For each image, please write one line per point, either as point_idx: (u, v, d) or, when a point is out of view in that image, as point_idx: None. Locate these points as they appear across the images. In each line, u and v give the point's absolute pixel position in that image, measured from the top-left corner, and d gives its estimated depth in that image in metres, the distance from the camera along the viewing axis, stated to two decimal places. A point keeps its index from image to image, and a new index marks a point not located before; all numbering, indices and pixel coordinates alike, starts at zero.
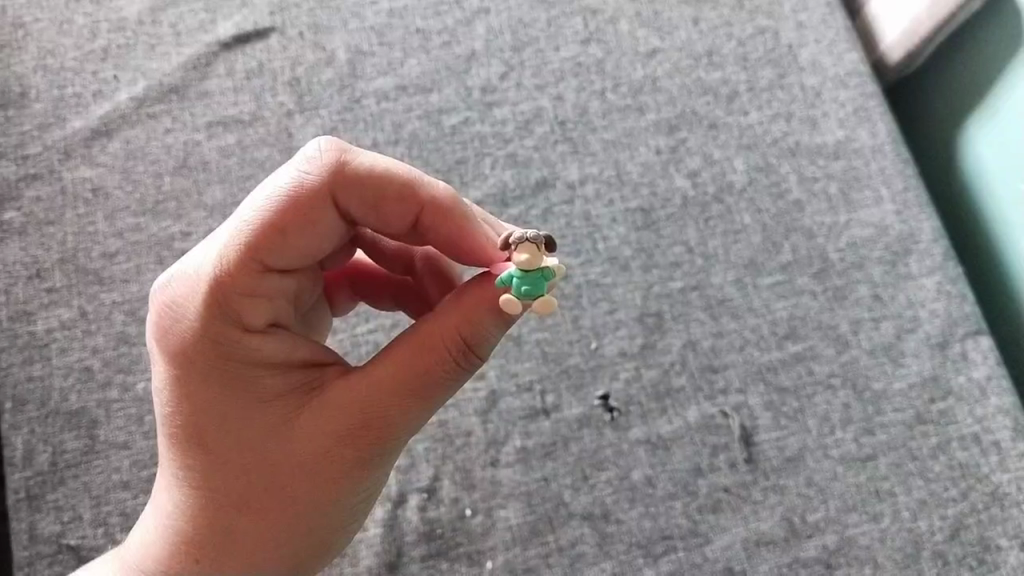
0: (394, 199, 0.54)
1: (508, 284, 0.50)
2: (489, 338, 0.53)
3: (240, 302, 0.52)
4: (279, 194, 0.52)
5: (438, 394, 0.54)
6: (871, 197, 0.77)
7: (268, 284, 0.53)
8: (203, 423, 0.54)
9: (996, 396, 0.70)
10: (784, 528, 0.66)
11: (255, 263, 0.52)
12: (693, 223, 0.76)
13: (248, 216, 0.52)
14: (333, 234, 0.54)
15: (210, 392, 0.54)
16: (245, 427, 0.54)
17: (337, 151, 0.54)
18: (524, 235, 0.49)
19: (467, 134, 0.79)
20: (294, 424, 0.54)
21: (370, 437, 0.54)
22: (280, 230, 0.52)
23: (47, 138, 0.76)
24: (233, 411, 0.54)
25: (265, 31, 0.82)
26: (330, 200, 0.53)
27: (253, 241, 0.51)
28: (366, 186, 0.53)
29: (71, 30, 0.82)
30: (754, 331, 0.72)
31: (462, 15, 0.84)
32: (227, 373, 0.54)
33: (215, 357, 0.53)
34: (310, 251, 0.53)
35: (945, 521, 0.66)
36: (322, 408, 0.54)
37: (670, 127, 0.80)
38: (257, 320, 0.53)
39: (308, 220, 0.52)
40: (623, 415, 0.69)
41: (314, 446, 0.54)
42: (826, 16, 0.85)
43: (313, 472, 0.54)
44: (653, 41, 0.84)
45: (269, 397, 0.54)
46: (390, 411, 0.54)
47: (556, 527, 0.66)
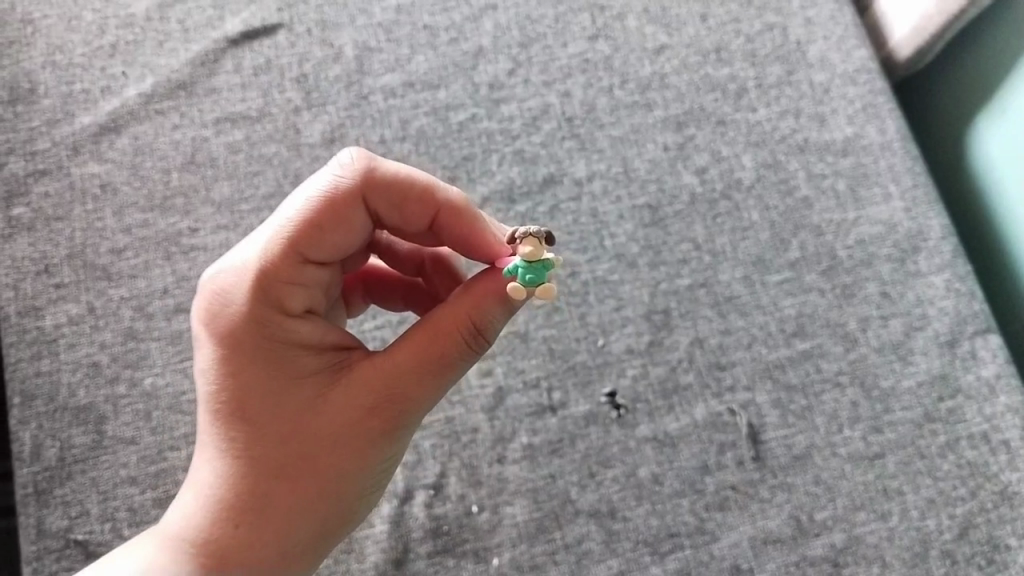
0: (414, 203, 0.57)
1: (513, 274, 0.51)
2: (495, 323, 0.54)
3: (282, 287, 0.54)
4: (318, 196, 0.54)
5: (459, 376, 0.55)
6: (880, 194, 0.77)
7: (307, 275, 0.55)
8: (240, 400, 0.54)
9: (1005, 394, 0.70)
10: (791, 526, 0.66)
11: (296, 255, 0.54)
12: (701, 220, 0.76)
13: (290, 214, 0.54)
14: (364, 233, 0.56)
15: (248, 369, 0.54)
16: (279, 404, 0.54)
17: (367, 157, 0.56)
18: (526, 229, 0.50)
19: (474, 130, 0.79)
20: (325, 402, 0.54)
21: (398, 412, 0.54)
22: (317, 226, 0.54)
23: (55, 135, 0.76)
24: (269, 388, 0.54)
25: (273, 27, 0.82)
26: (362, 202, 0.55)
27: (294, 235, 0.53)
28: (393, 189, 0.56)
29: (80, 26, 0.82)
30: (762, 328, 0.72)
31: (469, 12, 0.84)
32: (265, 351, 0.54)
33: (255, 336, 0.54)
34: (343, 246, 0.55)
35: (954, 520, 0.66)
36: (353, 384, 0.54)
37: (678, 124, 0.80)
38: (296, 302, 0.54)
39: (343, 218, 0.54)
40: (629, 412, 0.69)
41: (345, 422, 0.54)
42: (835, 12, 0.85)
43: (343, 449, 0.54)
44: (661, 38, 0.84)
45: (303, 376, 0.54)
46: (422, 393, 0.54)
47: (562, 524, 0.66)
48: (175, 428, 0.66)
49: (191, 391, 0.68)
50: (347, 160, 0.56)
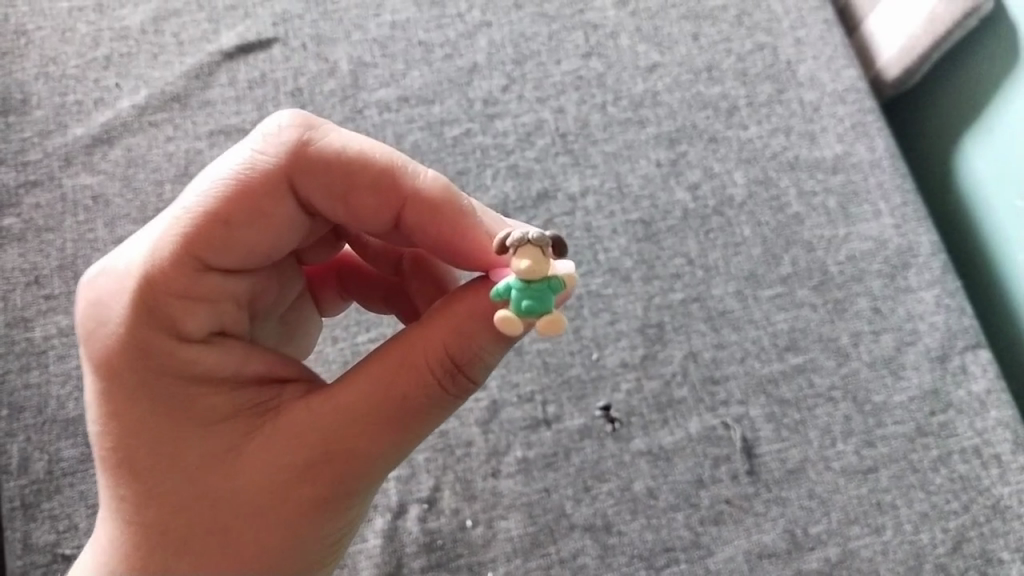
0: (367, 186, 0.52)
1: (507, 297, 0.45)
2: (473, 355, 0.49)
3: (175, 300, 0.50)
4: (229, 176, 0.50)
5: (415, 421, 0.51)
6: (870, 211, 0.78)
7: (209, 283, 0.50)
8: (136, 449, 0.50)
9: (996, 409, 0.70)
10: (787, 540, 0.66)
11: (196, 259, 0.50)
12: (694, 235, 0.76)
13: (192, 206, 0.50)
14: (287, 224, 0.52)
15: (142, 410, 0.50)
16: (184, 454, 0.50)
17: (300, 130, 0.52)
18: (526, 239, 0.44)
19: (468, 145, 0.79)
20: (244, 450, 0.50)
21: (333, 468, 0.50)
22: (223, 220, 0.50)
23: (47, 146, 0.76)
24: (170, 433, 0.50)
25: (268, 41, 0.83)
26: (287, 188, 0.51)
27: (193, 231, 0.49)
28: (329, 174, 0.52)
29: (74, 39, 0.82)
30: (755, 342, 0.72)
31: (464, 28, 0.85)
32: (162, 387, 0.50)
33: (150, 367, 0.50)
34: (261, 244, 0.52)
35: (947, 533, 0.66)
36: (277, 433, 0.50)
37: (670, 141, 0.80)
38: (195, 324, 0.50)
39: (258, 211, 0.50)
40: (624, 426, 0.69)
41: (268, 478, 0.50)
42: (824, 32, 0.86)
43: (266, 507, 0.50)
44: (653, 56, 0.85)
45: (212, 417, 0.50)
46: (362, 435, 0.50)
47: (557, 539, 0.65)
48: None
49: None
50: (273, 131, 0.52)
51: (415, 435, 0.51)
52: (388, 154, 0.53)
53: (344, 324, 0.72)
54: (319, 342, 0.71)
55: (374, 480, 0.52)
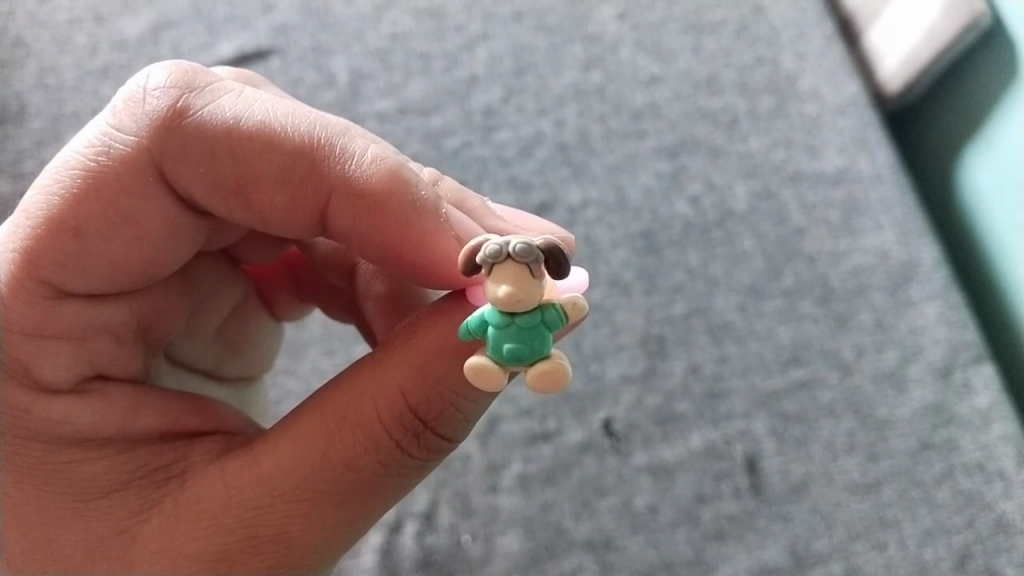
0: (270, 171, 0.49)
1: (486, 336, 0.42)
2: (434, 403, 0.48)
3: (27, 332, 0.49)
4: (77, 162, 0.48)
5: (349, 489, 0.50)
6: (872, 224, 0.77)
7: (69, 311, 0.50)
8: (12, 521, 0.49)
9: (999, 423, 0.68)
10: (788, 556, 0.64)
11: (52, 286, 0.49)
12: (695, 248, 0.76)
13: (42, 213, 0.48)
14: (156, 222, 0.50)
15: (16, 476, 0.49)
16: (63, 520, 0.49)
17: (169, 93, 0.49)
18: (506, 261, 0.40)
19: (468, 157, 0.79)
20: (140, 520, 0.49)
21: (257, 544, 0.49)
22: (75, 232, 0.48)
23: (42, 156, 0.76)
24: (51, 504, 0.49)
25: (267, 53, 0.83)
26: (154, 172, 0.49)
27: (37, 245, 0.48)
28: (204, 148, 0.49)
29: (73, 49, 0.82)
30: (757, 356, 0.72)
31: (463, 40, 0.85)
32: (38, 448, 0.50)
33: (20, 424, 0.49)
34: (129, 257, 0.50)
35: (951, 549, 0.65)
36: (179, 503, 0.49)
37: (670, 153, 0.80)
38: (59, 370, 0.50)
39: (118, 212, 0.49)
40: (625, 440, 0.68)
41: (173, 559, 0.49)
42: (823, 48, 0.85)
43: None
44: (653, 69, 0.84)
45: (98, 482, 0.50)
46: (284, 505, 0.49)
47: (556, 555, 0.64)
48: None
49: None
50: (137, 95, 0.50)
51: (350, 507, 0.50)
52: (296, 127, 0.49)
53: (340, 335, 0.71)
54: (316, 354, 0.71)
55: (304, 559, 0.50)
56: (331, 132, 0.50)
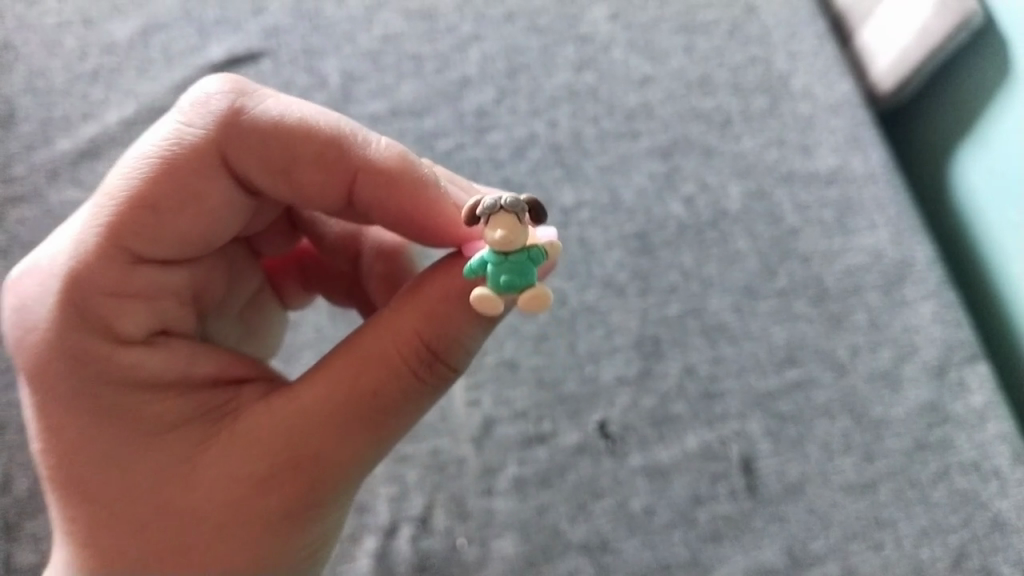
0: (308, 156, 0.53)
1: (482, 273, 0.45)
2: (451, 341, 0.49)
3: (106, 298, 0.49)
4: (154, 153, 0.50)
5: (382, 415, 0.50)
6: (865, 224, 0.77)
7: (142, 276, 0.50)
8: (82, 477, 0.49)
9: (994, 421, 0.68)
10: (785, 557, 0.64)
11: (129, 251, 0.49)
12: (689, 249, 0.76)
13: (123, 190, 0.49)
14: (221, 204, 0.53)
15: (86, 431, 0.48)
16: (128, 468, 0.49)
17: (229, 97, 0.52)
18: (496, 206, 0.43)
19: (460, 159, 0.79)
20: (191, 460, 0.49)
21: (287, 476, 0.49)
22: (151, 207, 0.50)
23: (32, 160, 0.75)
24: (119, 454, 0.49)
25: (258, 56, 0.82)
26: (217, 156, 0.51)
27: (118, 217, 0.49)
28: (258, 141, 0.52)
29: (62, 52, 0.81)
30: (752, 357, 0.71)
31: (455, 42, 0.84)
32: (106, 395, 0.49)
33: (91, 372, 0.48)
34: (193, 229, 0.52)
35: (947, 549, 0.65)
36: (234, 438, 0.50)
37: (664, 153, 0.80)
38: (136, 323, 0.50)
39: (188, 188, 0.51)
40: (620, 442, 0.68)
41: (220, 494, 0.49)
42: (816, 47, 0.85)
43: (229, 523, 0.49)
44: (646, 69, 0.84)
45: (160, 426, 0.49)
46: (326, 432, 0.49)
47: (552, 558, 0.64)
48: None
49: None
50: (202, 99, 0.52)
51: (380, 431, 0.51)
52: (328, 120, 0.54)
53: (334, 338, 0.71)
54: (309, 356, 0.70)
55: (344, 481, 0.51)
56: (354, 126, 0.54)
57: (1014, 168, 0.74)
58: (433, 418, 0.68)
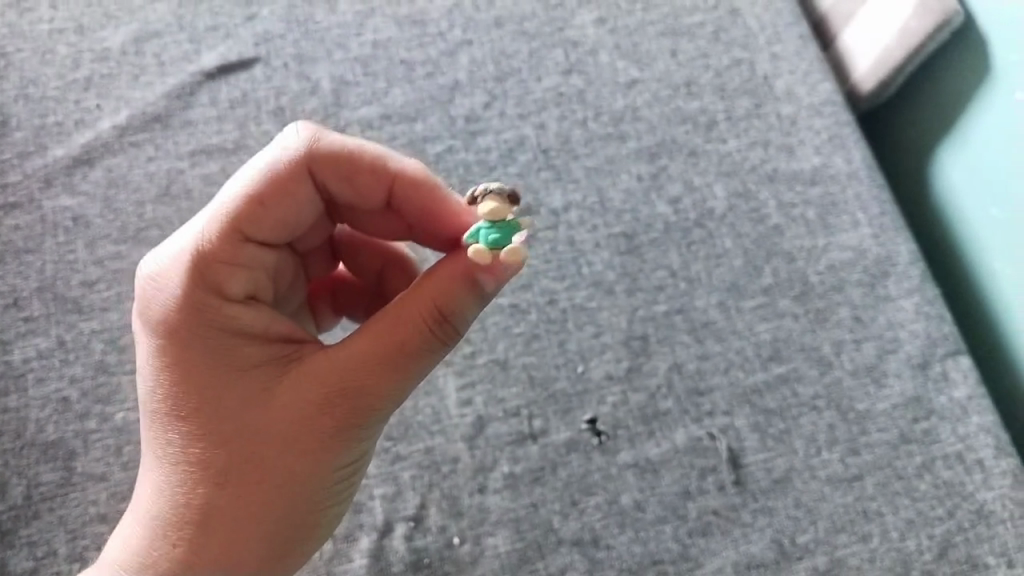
0: (365, 172, 0.57)
1: (474, 239, 0.50)
2: (465, 309, 0.53)
3: (222, 276, 0.53)
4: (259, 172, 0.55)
5: (418, 363, 0.53)
6: (849, 222, 0.78)
7: (251, 257, 0.54)
8: (178, 413, 0.53)
9: (977, 414, 0.70)
10: (774, 550, 0.66)
11: (240, 238, 0.54)
12: (676, 248, 0.77)
13: (239, 185, 0.54)
14: (308, 210, 0.57)
15: (188, 377, 0.53)
16: (216, 406, 0.53)
17: (314, 131, 0.57)
18: (490, 186, 0.49)
19: (451, 161, 0.80)
20: (264, 396, 0.53)
21: (342, 409, 0.53)
22: (260, 207, 0.54)
23: (26, 167, 0.76)
24: (211, 396, 0.53)
25: (249, 61, 0.83)
26: (307, 172, 0.56)
27: (235, 213, 0.53)
28: (337, 163, 0.56)
29: (54, 60, 0.82)
30: (738, 353, 0.73)
31: (445, 47, 0.85)
32: (206, 338, 0.53)
33: (197, 319, 0.53)
34: (286, 226, 0.56)
35: (932, 540, 0.66)
36: (299, 380, 0.53)
37: (651, 155, 0.81)
38: (239, 294, 0.54)
39: (285, 194, 0.55)
40: (610, 439, 0.69)
41: (285, 429, 0.53)
42: (800, 48, 0.87)
43: (292, 454, 0.53)
44: (633, 72, 0.85)
45: (246, 367, 0.53)
46: (373, 376, 0.53)
47: (545, 554, 0.65)
48: None
49: None
50: (293, 134, 0.56)
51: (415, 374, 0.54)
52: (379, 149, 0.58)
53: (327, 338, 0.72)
54: None
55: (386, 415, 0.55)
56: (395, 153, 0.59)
57: (991, 162, 0.76)
58: (425, 418, 0.69)
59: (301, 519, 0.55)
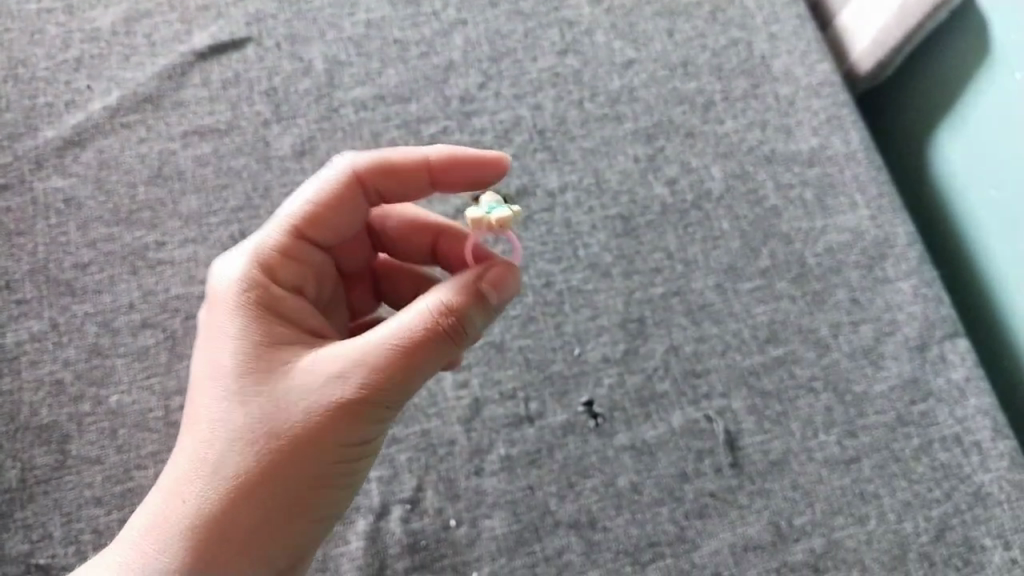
0: (404, 168, 0.59)
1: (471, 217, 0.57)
2: (477, 310, 0.53)
3: (273, 263, 0.57)
4: (313, 190, 0.58)
5: (431, 351, 0.52)
6: (847, 203, 0.78)
7: (301, 253, 0.58)
8: (209, 378, 0.54)
9: (975, 396, 0.70)
10: (771, 532, 0.66)
11: (293, 237, 0.58)
12: (673, 230, 0.76)
13: (302, 196, 0.59)
14: (357, 214, 0.60)
15: (226, 345, 0.54)
16: (242, 372, 0.53)
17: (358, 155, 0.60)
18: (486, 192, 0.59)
19: (446, 143, 0.79)
20: (283, 374, 0.53)
21: (351, 383, 0.51)
22: (313, 213, 0.58)
23: (17, 149, 0.75)
24: (240, 363, 0.53)
25: (241, 41, 0.82)
26: (360, 187, 0.59)
27: (293, 222, 0.58)
28: (381, 171, 0.59)
29: (44, 40, 0.81)
30: (735, 335, 0.72)
31: (439, 26, 0.85)
32: (245, 316, 0.54)
33: (241, 298, 0.55)
34: (334, 229, 0.59)
35: (929, 522, 0.66)
36: (322, 355, 0.53)
37: (648, 136, 0.81)
38: (287, 282, 0.57)
39: (333, 203, 0.58)
40: (607, 421, 0.69)
41: (298, 398, 0.52)
42: (798, 28, 0.86)
43: (298, 423, 0.51)
44: (629, 52, 0.85)
45: (275, 347, 0.54)
46: (385, 354, 0.51)
47: (542, 537, 0.65)
48: (142, 446, 0.66)
49: (158, 408, 0.67)
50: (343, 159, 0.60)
51: (429, 362, 0.52)
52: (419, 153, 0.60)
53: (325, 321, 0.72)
54: None
55: (398, 404, 0.53)
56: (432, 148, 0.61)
57: (989, 146, 0.76)
58: (421, 401, 0.69)
59: (297, 512, 0.52)
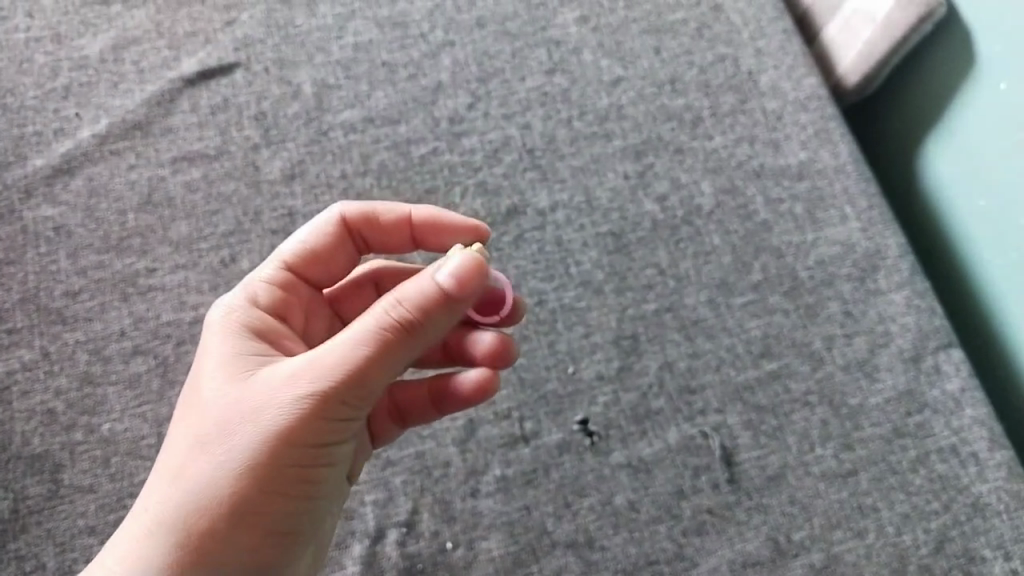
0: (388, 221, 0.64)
1: None
2: (436, 304, 0.51)
3: (263, 292, 0.60)
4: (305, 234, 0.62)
5: (386, 346, 0.50)
6: (837, 216, 0.78)
7: (289, 285, 0.61)
8: (189, 388, 0.54)
9: (971, 407, 0.70)
10: (770, 548, 0.65)
11: (282, 269, 0.61)
12: (664, 246, 0.77)
13: (296, 237, 0.62)
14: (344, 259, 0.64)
15: (207, 358, 0.55)
16: (214, 376, 0.53)
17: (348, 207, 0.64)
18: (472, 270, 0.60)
19: (436, 164, 0.79)
20: (251, 377, 0.52)
21: (307, 376, 0.50)
22: (303, 251, 0.62)
23: (6, 178, 0.75)
24: (213, 371, 0.54)
25: (230, 66, 0.82)
26: (348, 235, 0.64)
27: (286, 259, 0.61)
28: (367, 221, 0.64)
29: (32, 69, 0.81)
30: (729, 350, 0.72)
31: (428, 48, 0.85)
32: (230, 333, 0.56)
33: (229, 318, 0.57)
34: (322, 267, 0.63)
35: (929, 534, 0.66)
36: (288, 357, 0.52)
37: (637, 153, 0.81)
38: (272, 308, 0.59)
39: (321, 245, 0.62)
40: (602, 439, 0.68)
41: (258, 394, 0.51)
42: (783, 42, 0.86)
43: (256, 417, 0.50)
44: (617, 70, 0.85)
45: (250, 357, 0.54)
46: (340, 348, 0.50)
47: (539, 558, 0.64)
48: (135, 474, 0.65)
49: (151, 435, 0.66)
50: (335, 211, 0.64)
51: (386, 355, 0.50)
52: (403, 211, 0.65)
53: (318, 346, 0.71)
54: None
55: (360, 399, 0.51)
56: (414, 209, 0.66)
57: (979, 159, 0.76)
58: None
59: (253, 517, 0.50)
